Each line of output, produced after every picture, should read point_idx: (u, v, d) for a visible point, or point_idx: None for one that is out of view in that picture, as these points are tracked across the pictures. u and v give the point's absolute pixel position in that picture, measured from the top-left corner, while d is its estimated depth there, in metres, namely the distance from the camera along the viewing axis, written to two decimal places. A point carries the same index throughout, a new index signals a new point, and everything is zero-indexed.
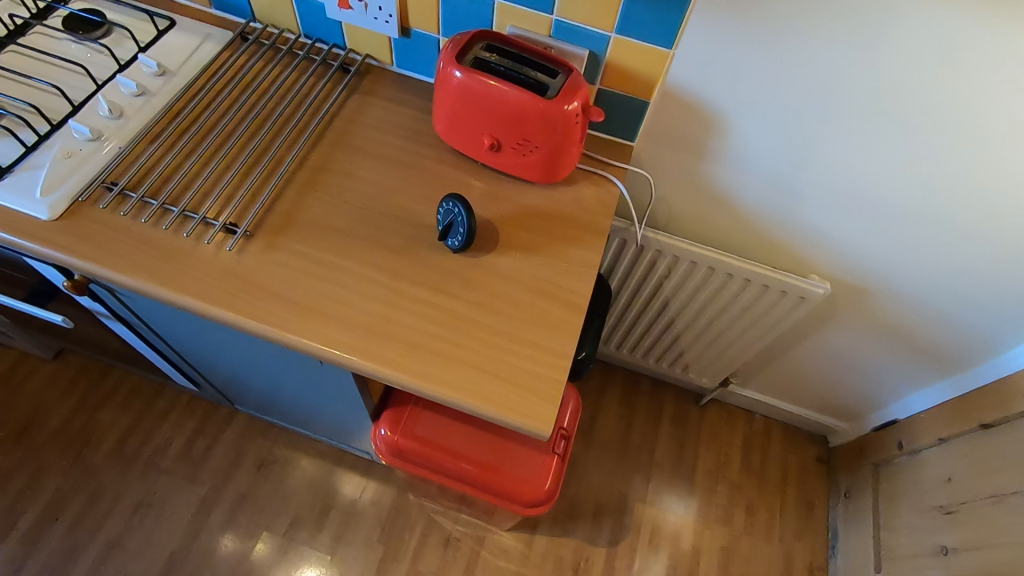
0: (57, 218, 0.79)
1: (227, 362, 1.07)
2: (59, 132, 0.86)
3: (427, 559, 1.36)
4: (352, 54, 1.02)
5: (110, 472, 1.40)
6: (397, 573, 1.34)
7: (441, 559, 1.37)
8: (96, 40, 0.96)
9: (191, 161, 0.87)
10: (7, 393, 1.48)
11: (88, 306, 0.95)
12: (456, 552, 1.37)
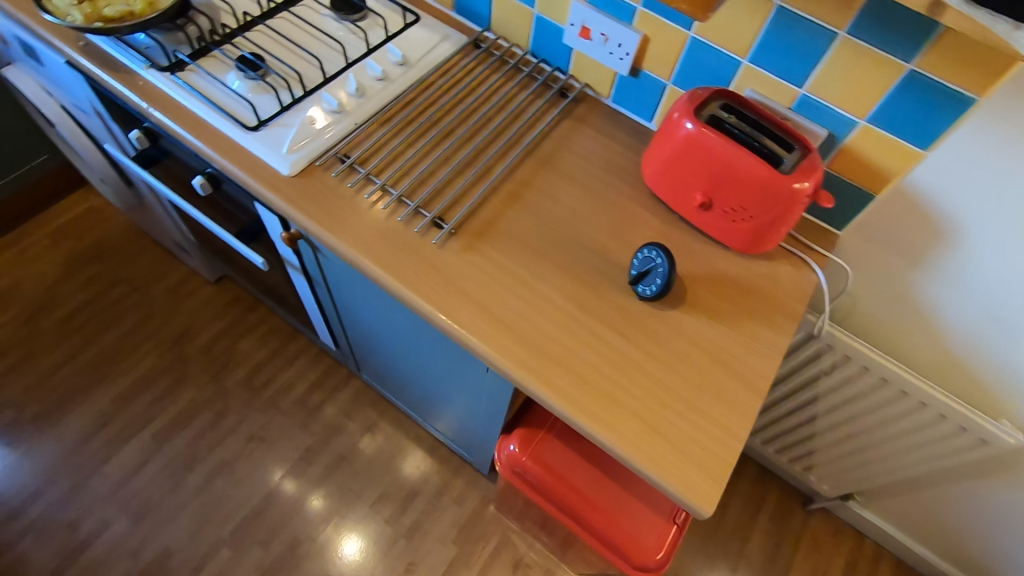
0: (295, 174, 0.87)
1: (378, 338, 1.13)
2: (310, 98, 0.94)
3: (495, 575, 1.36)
4: (572, 80, 1.05)
5: (237, 399, 1.53)
6: None
7: None
8: (353, 21, 1.05)
9: (414, 150, 0.92)
10: (172, 303, 1.66)
11: (282, 255, 1.03)
12: None
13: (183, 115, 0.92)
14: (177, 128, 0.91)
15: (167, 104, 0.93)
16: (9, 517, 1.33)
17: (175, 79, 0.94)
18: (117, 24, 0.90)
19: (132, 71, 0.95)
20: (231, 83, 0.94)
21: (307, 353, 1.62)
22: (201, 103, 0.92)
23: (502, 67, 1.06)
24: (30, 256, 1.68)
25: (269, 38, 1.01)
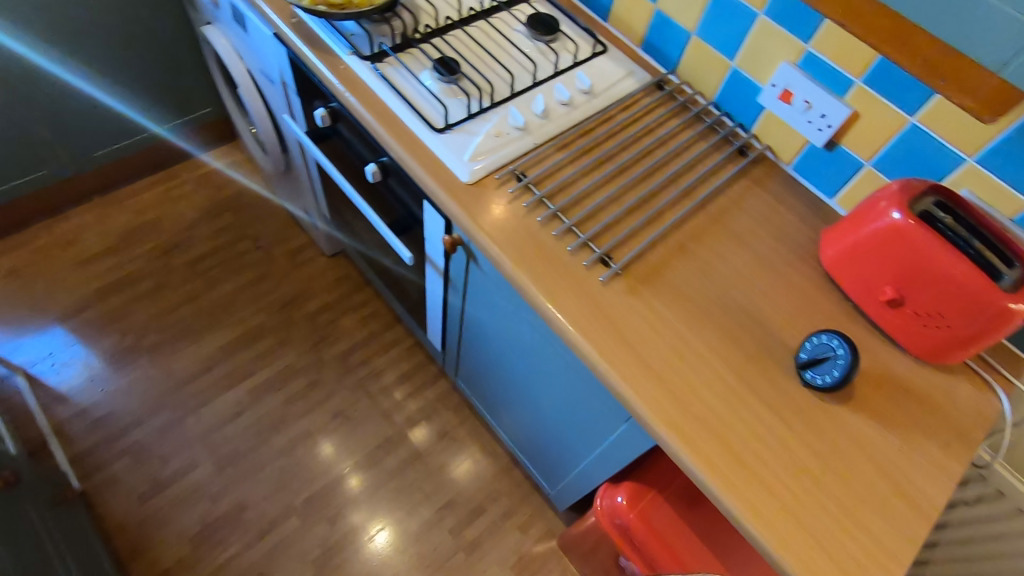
0: (473, 183, 0.88)
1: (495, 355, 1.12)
2: (497, 110, 0.95)
3: None
4: (753, 139, 1.01)
5: (331, 373, 1.57)
6: None
7: None
8: (545, 41, 1.06)
9: (588, 181, 0.92)
10: (289, 266, 1.73)
11: (429, 254, 1.05)
12: None
13: (375, 105, 0.95)
14: (368, 116, 0.94)
15: (361, 91, 0.96)
16: (112, 436, 1.41)
17: (374, 69, 0.98)
18: (337, 11, 0.96)
19: (336, 54, 1.00)
20: (424, 82, 0.97)
21: (402, 343, 1.65)
22: (394, 97, 0.95)
23: (683, 112, 1.04)
24: (174, 196, 1.79)
25: (464, 44, 1.03)
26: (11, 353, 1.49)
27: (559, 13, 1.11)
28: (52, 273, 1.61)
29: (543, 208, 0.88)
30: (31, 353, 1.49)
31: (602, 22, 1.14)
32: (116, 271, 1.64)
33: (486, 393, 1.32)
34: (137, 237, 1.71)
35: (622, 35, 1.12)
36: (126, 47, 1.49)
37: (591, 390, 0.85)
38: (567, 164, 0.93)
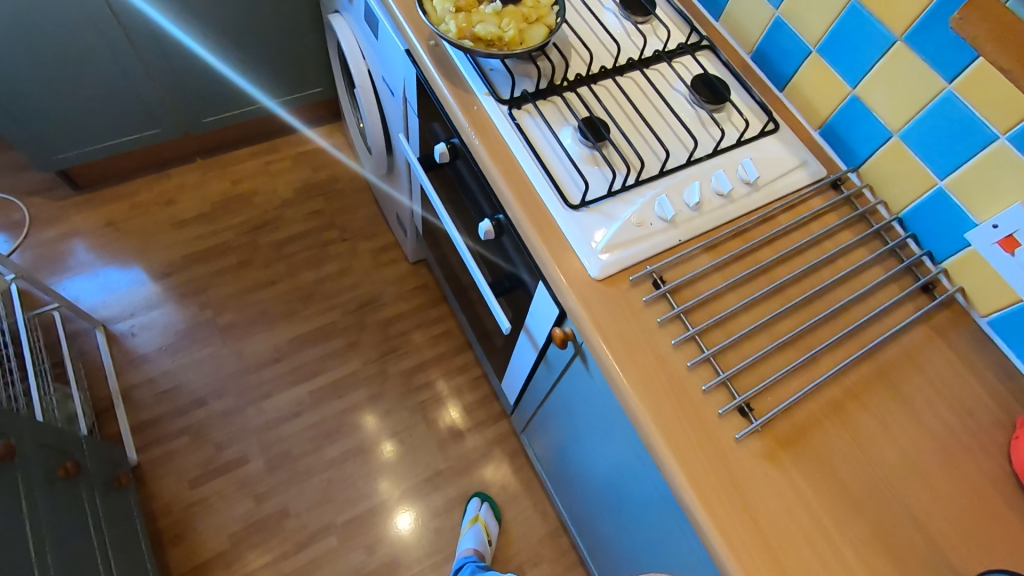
0: (602, 279, 0.76)
1: (576, 442, 1.02)
2: (643, 191, 0.81)
3: None
4: (942, 276, 0.83)
5: (393, 390, 1.52)
6: None
7: None
8: (708, 110, 0.90)
9: (737, 299, 0.77)
10: (370, 266, 1.67)
11: (528, 326, 0.93)
12: None
13: (506, 162, 0.82)
14: (496, 174, 0.82)
15: (493, 141, 0.84)
16: (175, 412, 1.41)
17: (511, 118, 0.85)
18: (485, 50, 0.81)
19: (472, 91, 0.87)
20: (565, 143, 0.84)
21: (470, 371, 1.57)
22: (529, 156, 0.82)
23: (859, 224, 0.87)
24: (271, 170, 1.76)
25: (614, 100, 0.89)
26: (97, 305, 1.51)
27: (729, 76, 0.95)
28: (146, 229, 1.62)
29: (679, 325, 0.74)
30: (114, 309, 1.50)
31: (778, 93, 0.97)
32: (204, 240, 1.63)
33: (552, 461, 1.22)
34: (229, 207, 1.68)
35: (800, 113, 0.95)
36: (253, 20, 1.43)
37: (697, 544, 0.74)
38: (715, 272, 0.79)
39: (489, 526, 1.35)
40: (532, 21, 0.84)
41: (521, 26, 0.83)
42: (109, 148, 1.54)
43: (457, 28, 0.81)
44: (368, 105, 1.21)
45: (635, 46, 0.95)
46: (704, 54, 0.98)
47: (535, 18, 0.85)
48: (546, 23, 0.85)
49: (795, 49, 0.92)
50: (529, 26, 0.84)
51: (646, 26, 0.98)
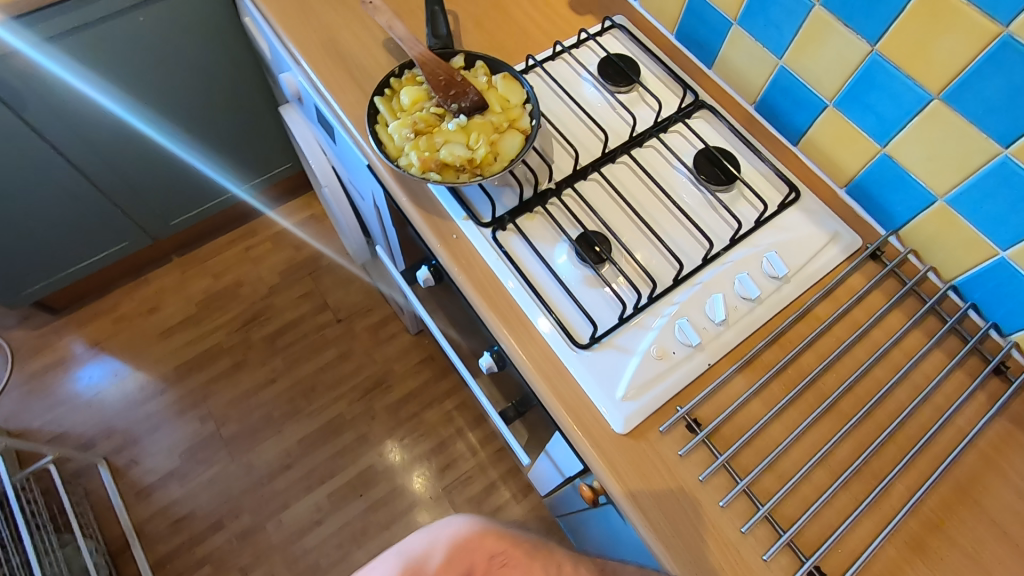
0: (627, 433, 0.66)
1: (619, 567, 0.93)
2: (658, 310, 0.71)
3: None
4: (1015, 351, 0.72)
5: (415, 477, 1.44)
6: None
7: None
8: (715, 192, 0.79)
9: (785, 427, 0.67)
10: (371, 344, 1.58)
11: (549, 452, 0.82)
12: None
13: (498, 301, 0.73)
14: (489, 316, 0.72)
15: (481, 276, 0.74)
16: (193, 540, 1.35)
17: (495, 244, 0.74)
18: (455, 179, 0.70)
19: (449, 217, 0.76)
20: (560, 265, 0.73)
21: (491, 443, 1.48)
22: (523, 288, 0.72)
23: (911, 300, 0.75)
24: (252, 255, 1.66)
25: (608, 197, 0.78)
26: (96, 435, 1.43)
27: (734, 139, 0.83)
28: (133, 344, 1.54)
29: (724, 474, 0.64)
30: (114, 436, 1.43)
31: (792, 147, 0.85)
32: (195, 346, 1.54)
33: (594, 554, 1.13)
34: (215, 305, 1.59)
35: (820, 169, 0.83)
36: (210, 117, 1.31)
37: None
38: (755, 397, 0.68)
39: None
40: (504, 129, 0.73)
41: (493, 140, 0.72)
42: (79, 271, 1.44)
43: (420, 160, 0.70)
44: (339, 206, 1.11)
45: (621, 122, 0.83)
46: (701, 116, 0.85)
47: (506, 125, 0.73)
48: (520, 129, 0.74)
49: (806, 102, 0.80)
50: (501, 137, 0.72)
51: (632, 95, 0.86)
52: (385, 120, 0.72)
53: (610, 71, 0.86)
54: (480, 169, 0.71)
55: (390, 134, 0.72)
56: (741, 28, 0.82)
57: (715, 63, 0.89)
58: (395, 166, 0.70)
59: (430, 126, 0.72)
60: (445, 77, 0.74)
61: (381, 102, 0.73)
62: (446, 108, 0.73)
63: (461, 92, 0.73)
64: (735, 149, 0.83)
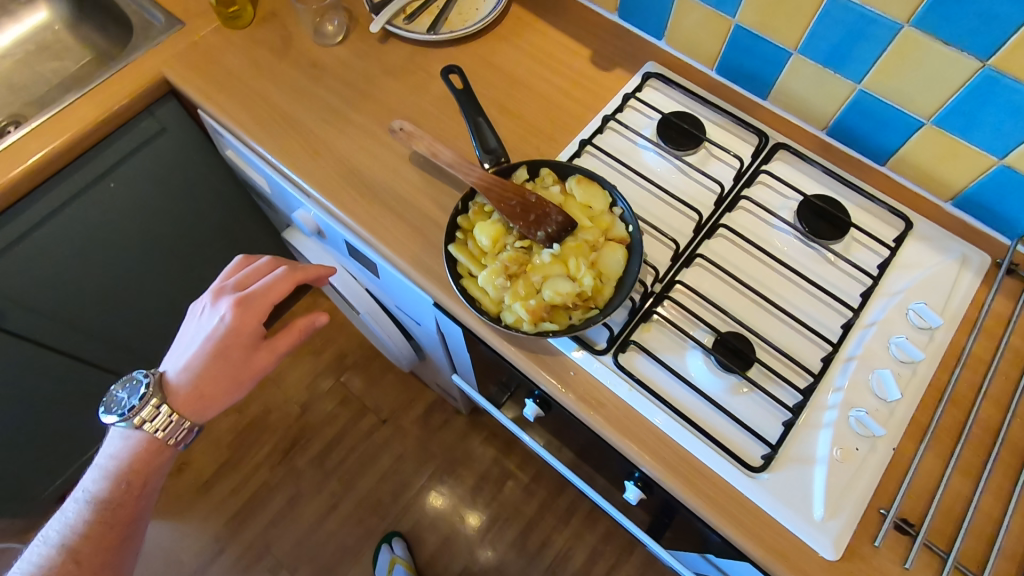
0: (840, 557, 0.59)
1: None
2: (821, 403, 0.64)
3: None
4: None
5: (514, 566, 1.35)
6: None
7: None
8: (828, 246, 0.71)
9: (996, 499, 0.61)
10: (425, 437, 1.47)
11: (710, 558, 0.75)
12: None
13: (647, 438, 0.64)
14: (642, 459, 0.63)
15: (618, 412, 0.65)
16: None
17: (623, 372, 0.66)
18: (571, 323, 0.61)
19: (560, 354, 0.67)
20: (700, 378, 0.65)
21: (580, 507, 1.40)
22: (671, 417, 0.64)
23: None
24: (270, 376, 1.52)
25: (721, 282, 0.70)
26: None
27: (826, 178, 0.75)
28: (172, 510, 1.39)
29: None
30: None
31: (880, 168, 0.78)
32: (240, 493, 1.41)
33: None
34: (247, 442, 1.46)
35: (919, 186, 0.77)
36: (204, 262, 1.16)
37: None
38: (953, 474, 0.62)
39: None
40: (600, 242, 0.64)
41: (594, 260, 0.63)
42: (95, 452, 1.28)
43: (529, 311, 0.60)
44: (382, 326, 1.01)
45: (701, 190, 0.75)
46: (780, 160, 0.77)
47: (600, 236, 0.64)
48: (616, 236, 0.65)
49: (895, 124, 0.73)
50: (602, 254, 0.63)
51: (701, 154, 0.77)
52: (475, 272, 0.61)
53: (672, 134, 0.76)
54: (593, 300, 0.62)
55: (481, 286, 0.62)
56: (806, 57, 0.73)
57: (772, 94, 0.80)
58: (500, 324, 0.61)
59: (521, 265, 0.62)
60: (516, 200, 0.64)
61: (457, 250, 0.63)
62: (533, 238, 0.63)
63: (542, 214, 0.64)
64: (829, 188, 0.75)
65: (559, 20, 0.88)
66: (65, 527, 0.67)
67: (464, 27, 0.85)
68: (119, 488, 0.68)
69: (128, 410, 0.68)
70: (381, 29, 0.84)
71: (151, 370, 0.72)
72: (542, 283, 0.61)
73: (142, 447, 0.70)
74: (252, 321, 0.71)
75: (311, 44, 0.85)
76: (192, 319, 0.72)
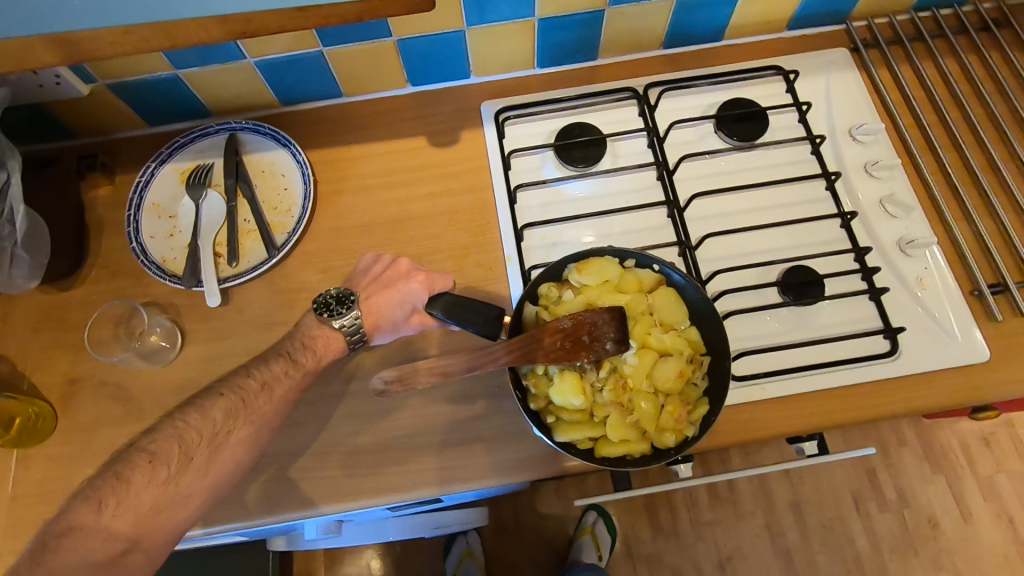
0: (987, 350, 0.62)
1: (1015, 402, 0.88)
2: (877, 264, 0.66)
3: (986, 464, 1.33)
4: (983, 4, 0.76)
5: (670, 550, 1.33)
6: (971, 487, 1.32)
7: (995, 457, 1.33)
8: (758, 140, 0.70)
9: (1017, 213, 0.67)
10: (512, 538, 1.35)
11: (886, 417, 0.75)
12: (1001, 444, 1.34)
13: (802, 411, 0.62)
14: (812, 428, 0.62)
15: (766, 414, 0.62)
16: None
17: (742, 381, 0.62)
18: (699, 387, 0.57)
19: None
20: (788, 329, 0.64)
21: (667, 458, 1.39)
22: (802, 376, 0.62)
23: (917, 47, 0.75)
24: None
25: (723, 240, 0.67)
26: None
27: (707, 86, 0.73)
28: None
29: None
30: None
31: (720, 43, 0.77)
32: None
33: None
34: None
35: (758, 36, 0.77)
36: None
37: None
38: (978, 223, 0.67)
39: (604, 539, 1.29)
40: (651, 300, 0.58)
41: (662, 320, 0.58)
42: None
43: (676, 415, 0.55)
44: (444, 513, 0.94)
45: (633, 179, 0.70)
46: (662, 102, 0.74)
47: (644, 295, 0.59)
48: (652, 282, 0.59)
49: (717, 6, 0.70)
50: (662, 309, 0.58)
51: (608, 154, 0.71)
52: (609, 436, 0.54)
53: (571, 158, 0.70)
54: (698, 351, 0.58)
55: (618, 440, 0.54)
56: (616, 7, 0.68)
57: (600, 50, 0.75)
58: (667, 452, 0.55)
59: (624, 386, 0.55)
60: (558, 337, 0.54)
61: (566, 432, 0.55)
62: (607, 354, 0.53)
63: (593, 327, 0.54)
64: (709, 93, 0.73)
65: (363, 134, 0.75)
66: (246, 376, 0.59)
67: (296, 218, 0.70)
68: (287, 365, 0.60)
69: (332, 306, 0.62)
70: (221, 295, 0.67)
71: (347, 287, 0.64)
72: (659, 383, 0.55)
73: (325, 329, 0.62)
74: (434, 286, 0.63)
75: (153, 372, 0.66)
76: (367, 273, 0.65)
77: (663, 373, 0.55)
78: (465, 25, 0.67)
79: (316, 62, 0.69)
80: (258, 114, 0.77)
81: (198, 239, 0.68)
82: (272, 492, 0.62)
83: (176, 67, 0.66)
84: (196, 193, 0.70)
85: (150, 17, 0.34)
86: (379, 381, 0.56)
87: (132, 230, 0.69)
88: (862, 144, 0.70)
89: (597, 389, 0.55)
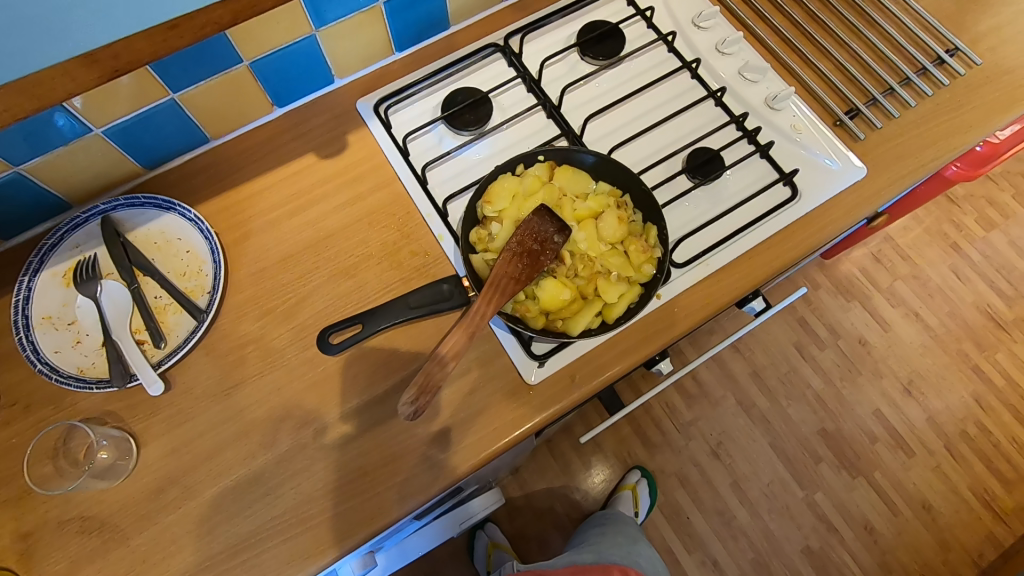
0: (863, 162, 0.71)
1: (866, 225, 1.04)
2: (757, 125, 0.73)
3: (883, 277, 1.52)
4: None
5: (669, 459, 1.41)
6: (880, 301, 1.50)
7: (887, 269, 1.52)
8: (620, 54, 0.75)
9: (844, 47, 0.76)
10: (530, 509, 1.38)
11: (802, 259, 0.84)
12: (888, 257, 1.53)
13: (746, 269, 0.68)
14: (759, 282, 0.68)
15: (720, 285, 0.67)
16: None
17: (689, 265, 0.67)
18: (637, 219, 0.65)
19: (651, 314, 0.66)
20: (706, 207, 0.70)
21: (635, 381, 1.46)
22: (735, 242, 0.68)
23: None
24: None
25: (625, 151, 0.72)
26: None
27: (560, 21, 0.77)
28: None
29: (889, 97, 0.74)
30: None
31: None
32: None
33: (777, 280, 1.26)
34: None
35: None
36: None
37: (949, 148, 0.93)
38: (818, 64, 0.75)
39: (644, 496, 1.32)
40: (558, 184, 0.64)
41: (576, 193, 0.64)
42: None
43: (643, 248, 0.61)
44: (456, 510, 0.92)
45: (528, 122, 0.73)
46: (525, 47, 0.77)
47: (550, 184, 0.64)
48: (547, 171, 0.64)
49: None
50: (570, 184, 0.64)
51: (495, 109, 0.73)
52: (611, 296, 0.60)
53: (464, 124, 0.71)
54: (617, 196, 0.65)
55: (617, 297, 0.61)
56: None
57: (451, 18, 0.76)
58: (654, 277, 0.62)
59: (589, 258, 0.61)
60: (516, 260, 0.57)
61: (579, 323, 0.60)
62: (560, 246, 0.58)
63: (534, 234, 0.58)
64: (564, 27, 0.77)
65: (247, 171, 0.72)
66: None
67: (210, 279, 0.66)
68: None
69: None
70: (162, 380, 0.62)
71: None
72: (610, 237, 0.62)
73: None
74: None
75: (121, 488, 0.60)
76: None
77: (608, 226, 0.62)
78: (313, 28, 0.65)
79: (171, 113, 0.65)
80: (124, 188, 0.70)
81: (112, 335, 0.62)
82: (298, 551, 0.58)
83: (14, 163, 0.59)
84: (90, 288, 0.63)
85: (7, 77, 0.31)
86: (408, 406, 0.58)
87: (29, 352, 0.61)
88: (703, 30, 0.77)
89: (571, 276, 0.61)
